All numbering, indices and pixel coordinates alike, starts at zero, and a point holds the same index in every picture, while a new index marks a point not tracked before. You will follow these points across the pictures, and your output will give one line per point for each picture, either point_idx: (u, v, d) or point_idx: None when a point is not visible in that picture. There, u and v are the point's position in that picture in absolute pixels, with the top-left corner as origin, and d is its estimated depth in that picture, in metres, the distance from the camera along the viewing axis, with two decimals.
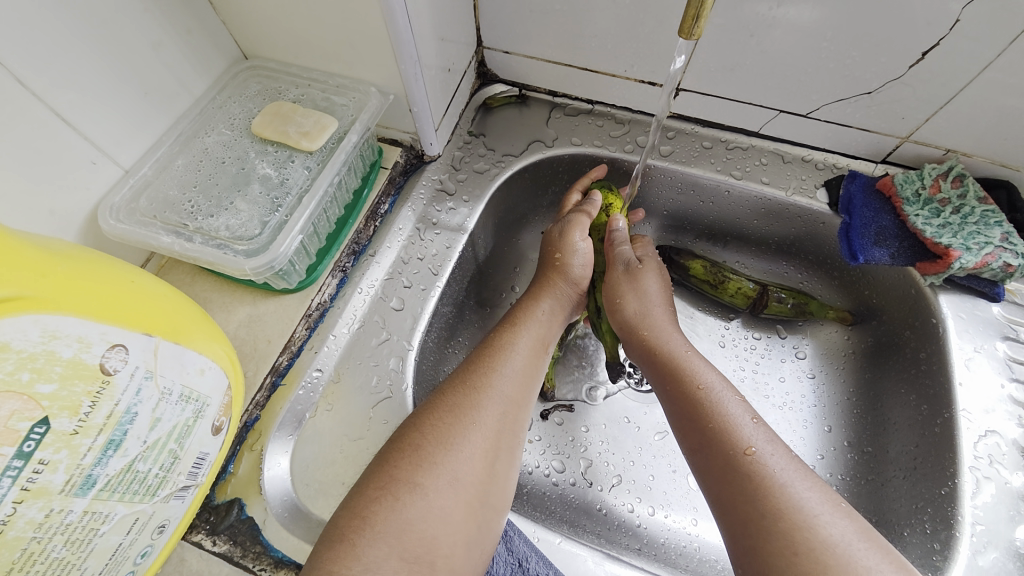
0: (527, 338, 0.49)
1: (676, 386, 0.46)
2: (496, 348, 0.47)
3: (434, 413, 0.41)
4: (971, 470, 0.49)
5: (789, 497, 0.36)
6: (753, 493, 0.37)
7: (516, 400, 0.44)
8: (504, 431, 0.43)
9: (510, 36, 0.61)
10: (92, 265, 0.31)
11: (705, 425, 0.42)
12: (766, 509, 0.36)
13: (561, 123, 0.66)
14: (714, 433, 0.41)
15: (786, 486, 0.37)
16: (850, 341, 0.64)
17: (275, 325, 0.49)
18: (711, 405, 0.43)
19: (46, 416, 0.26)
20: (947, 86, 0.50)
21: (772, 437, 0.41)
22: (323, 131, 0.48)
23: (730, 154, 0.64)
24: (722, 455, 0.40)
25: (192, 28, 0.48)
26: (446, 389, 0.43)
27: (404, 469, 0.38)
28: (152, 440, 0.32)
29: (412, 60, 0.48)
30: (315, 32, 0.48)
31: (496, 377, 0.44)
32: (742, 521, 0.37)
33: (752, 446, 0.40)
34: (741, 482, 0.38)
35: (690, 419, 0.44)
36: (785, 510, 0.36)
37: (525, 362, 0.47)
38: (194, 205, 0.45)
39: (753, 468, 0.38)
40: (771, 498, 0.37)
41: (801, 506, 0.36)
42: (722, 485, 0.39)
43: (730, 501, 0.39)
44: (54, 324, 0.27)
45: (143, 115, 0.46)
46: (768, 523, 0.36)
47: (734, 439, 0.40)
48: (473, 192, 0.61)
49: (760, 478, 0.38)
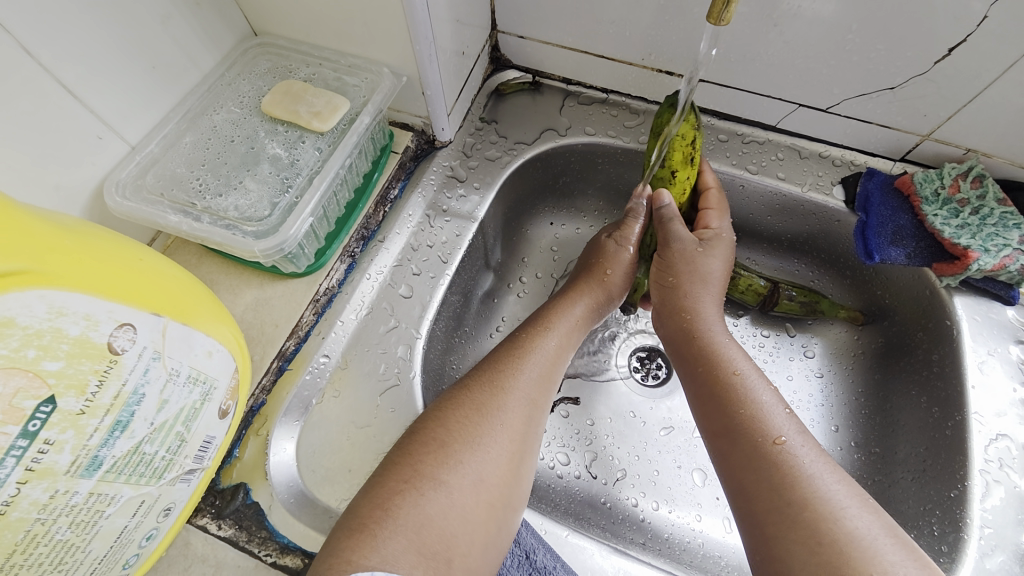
0: (553, 341, 0.48)
1: (704, 375, 0.46)
2: (525, 347, 0.47)
3: (460, 409, 0.41)
4: (981, 473, 0.48)
5: (815, 489, 0.37)
6: (779, 484, 0.37)
7: (537, 401, 0.44)
8: (530, 429, 0.43)
9: (526, 20, 0.59)
10: (99, 241, 0.30)
11: (733, 413, 0.42)
12: (794, 499, 0.37)
13: (575, 112, 0.65)
14: (741, 422, 0.42)
15: (814, 478, 0.37)
16: (859, 341, 0.64)
17: (283, 309, 0.48)
18: (741, 394, 0.43)
19: (52, 395, 0.26)
20: (973, 83, 0.48)
21: (803, 429, 0.41)
22: (335, 112, 0.46)
23: (747, 148, 0.62)
24: (750, 442, 0.40)
25: (201, 1, 0.46)
26: (472, 384, 0.43)
27: (427, 464, 0.37)
28: (159, 422, 0.31)
29: (427, 40, 0.47)
30: (327, 8, 0.46)
31: (522, 375, 0.44)
32: (765, 509, 0.37)
33: (784, 437, 0.40)
34: (768, 473, 0.38)
35: (717, 405, 0.44)
36: (812, 501, 0.36)
37: (548, 365, 0.47)
38: (201, 183, 0.44)
39: (781, 459, 0.39)
40: (797, 488, 0.37)
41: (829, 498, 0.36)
42: (745, 475, 0.39)
43: (753, 493, 0.39)
44: (61, 300, 0.26)
45: (149, 90, 0.44)
46: (798, 512, 0.36)
47: (764, 430, 0.40)
48: (485, 180, 0.60)
49: (789, 469, 0.38)
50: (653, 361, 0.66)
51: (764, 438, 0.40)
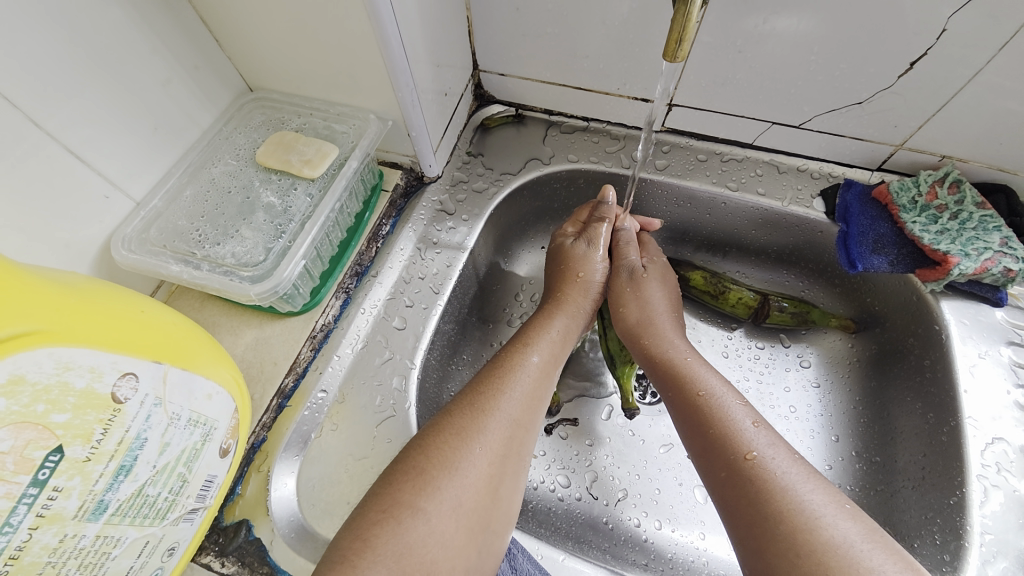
0: (536, 358, 0.49)
1: (677, 395, 0.47)
2: (504, 369, 0.47)
3: (440, 434, 0.41)
4: (978, 479, 0.48)
5: (791, 501, 0.37)
6: (756, 497, 0.38)
7: (522, 423, 0.45)
8: (511, 446, 0.43)
9: (504, 59, 0.63)
10: (103, 296, 0.33)
11: (709, 430, 0.43)
12: (770, 511, 0.37)
13: (558, 141, 0.68)
14: (717, 438, 0.42)
15: (789, 490, 0.37)
16: (854, 349, 0.64)
17: (281, 347, 0.50)
18: (714, 411, 0.44)
19: (60, 444, 0.27)
20: (937, 94, 0.50)
21: (777, 441, 0.41)
22: (325, 159, 0.49)
23: (725, 166, 0.64)
24: (726, 458, 0.41)
25: (199, 64, 0.50)
26: (453, 410, 0.44)
27: (407, 493, 0.38)
28: (161, 464, 0.33)
29: (409, 87, 0.50)
30: (315, 63, 0.50)
31: (501, 398, 0.45)
32: (748, 523, 0.37)
33: (754, 452, 0.40)
34: (745, 488, 0.39)
35: (695, 423, 0.45)
36: (787, 511, 0.36)
37: (532, 385, 0.47)
38: (200, 233, 0.46)
39: (754, 473, 0.39)
40: (775, 500, 0.37)
41: (803, 505, 0.36)
42: (727, 491, 0.40)
43: (737, 506, 0.39)
44: (68, 356, 0.28)
45: (152, 149, 0.48)
46: (770, 522, 0.36)
47: (737, 444, 0.41)
48: (473, 211, 0.63)
49: (764, 482, 0.38)
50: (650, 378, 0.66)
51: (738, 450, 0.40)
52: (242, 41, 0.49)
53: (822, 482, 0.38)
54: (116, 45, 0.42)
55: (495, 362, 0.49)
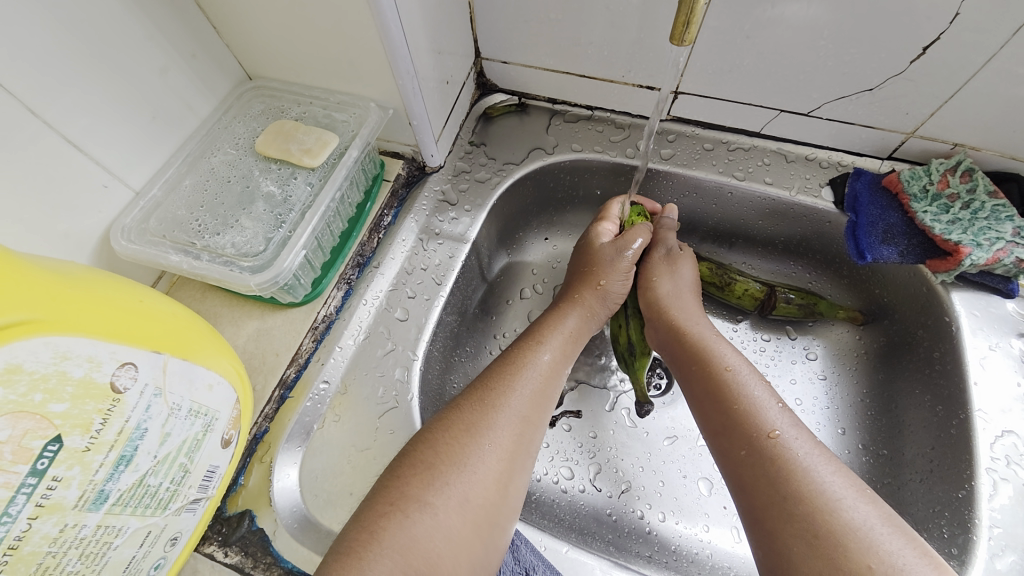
0: (547, 354, 0.49)
1: (697, 375, 0.47)
2: (520, 361, 0.47)
3: (450, 430, 0.41)
4: (988, 472, 0.47)
5: (811, 481, 0.36)
6: (775, 477, 0.37)
7: (531, 418, 0.44)
8: (522, 442, 0.43)
9: (507, 46, 0.62)
10: (100, 286, 0.32)
11: (729, 408, 0.43)
12: (790, 491, 0.36)
13: (561, 130, 0.67)
14: (736, 416, 0.42)
15: (810, 471, 0.37)
16: (862, 341, 0.63)
17: (283, 338, 0.50)
18: (734, 390, 0.44)
19: (59, 434, 0.27)
20: (950, 80, 0.49)
21: (798, 423, 0.41)
22: (324, 148, 0.49)
23: (732, 155, 0.63)
24: (745, 437, 0.40)
25: (197, 52, 0.49)
26: (462, 405, 0.43)
27: (414, 487, 0.38)
28: (162, 454, 0.33)
29: (410, 74, 0.49)
30: (314, 50, 0.49)
31: (514, 390, 0.45)
32: (765, 503, 0.37)
33: (775, 433, 0.39)
34: (764, 467, 0.38)
35: (714, 401, 0.44)
36: (806, 491, 0.36)
37: (543, 381, 0.47)
38: (200, 223, 0.46)
39: (775, 453, 0.38)
40: (794, 480, 0.36)
41: (823, 486, 0.36)
42: (745, 469, 0.39)
43: (754, 487, 0.38)
44: (65, 345, 0.28)
45: (150, 139, 0.47)
46: (790, 502, 0.36)
47: (757, 424, 0.41)
48: (475, 202, 0.62)
49: (784, 462, 0.38)
50: (654, 370, 0.65)
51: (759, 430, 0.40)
52: (239, 28, 0.48)
53: (841, 465, 0.38)
54: (113, 33, 0.41)
55: (507, 357, 0.48)
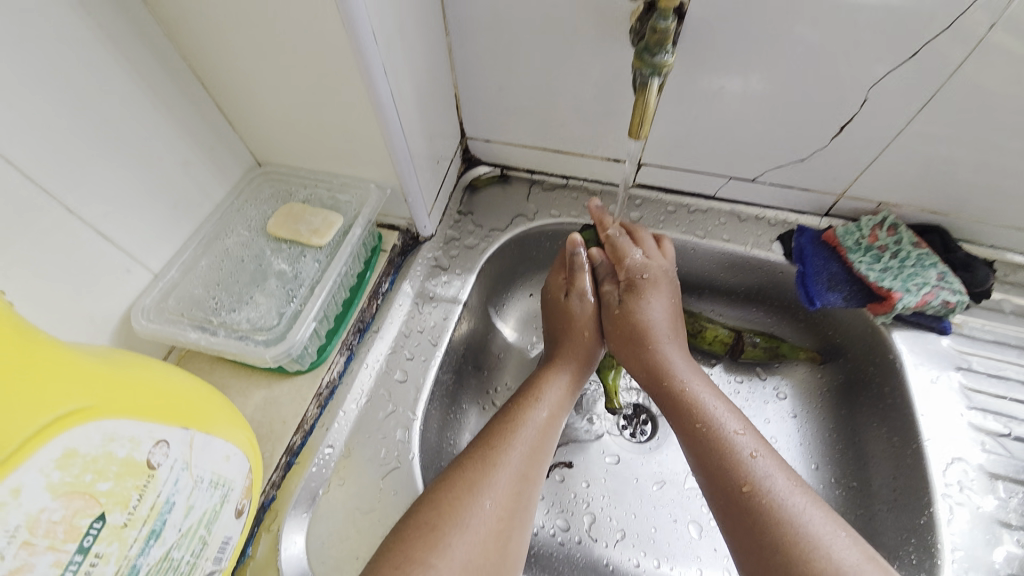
0: (542, 414, 0.52)
1: (678, 426, 0.50)
2: (514, 424, 0.50)
3: (453, 489, 0.44)
4: (944, 498, 0.53)
5: (790, 531, 0.40)
6: (758, 526, 0.41)
7: (527, 475, 0.47)
8: (520, 500, 0.46)
9: (490, 128, 0.70)
10: (136, 367, 0.35)
11: (713, 457, 0.46)
12: (773, 537, 0.40)
13: (540, 198, 0.74)
14: (719, 466, 0.45)
15: (790, 520, 0.40)
16: (823, 379, 0.69)
17: (289, 406, 0.52)
18: (716, 440, 0.47)
19: (102, 512, 0.29)
20: (867, 149, 0.58)
21: (781, 469, 0.44)
22: (331, 227, 0.54)
23: (692, 216, 0.71)
24: (728, 487, 0.44)
25: (215, 146, 0.55)
26: (464, 465, 0.46)
27: (420, 549, 0.40)
28: (186, 526, 0.35)
29: (407, 161, 0.55)
30: (321, 142, 0.55)
31: (512, 451, 0.48)
32: (753, 548, 0.41)
33: (748, 485, 0.43)
34: (747, 516, 0.42)
35: (697, 449, 0.48)
36: (788, 539, 0.40)
37: (538, 439, 0.50)
38: (217, 301, 0.50)
39: (755, 503, 0.42)
40: (777, 530, 0.40)
41: (797, 531, 0.40)
42: (730, 515, 0.43)
43: (739, 531, 0.43)
44: (113, 427, 0.30)
45: (171, 224, 0.52)
46: (770, 555, 0.40)
47: (735, 475, 0.44)
48: (465, 266, 0.68)
49: (763, 513, 0.41)
50: (638, 418, 0.70)
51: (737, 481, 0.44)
52: (255, 123, 0.55)
53: (818, 505, 0.42)
54: (144, 136, 0.47)
55: (502, 417, 0.51)
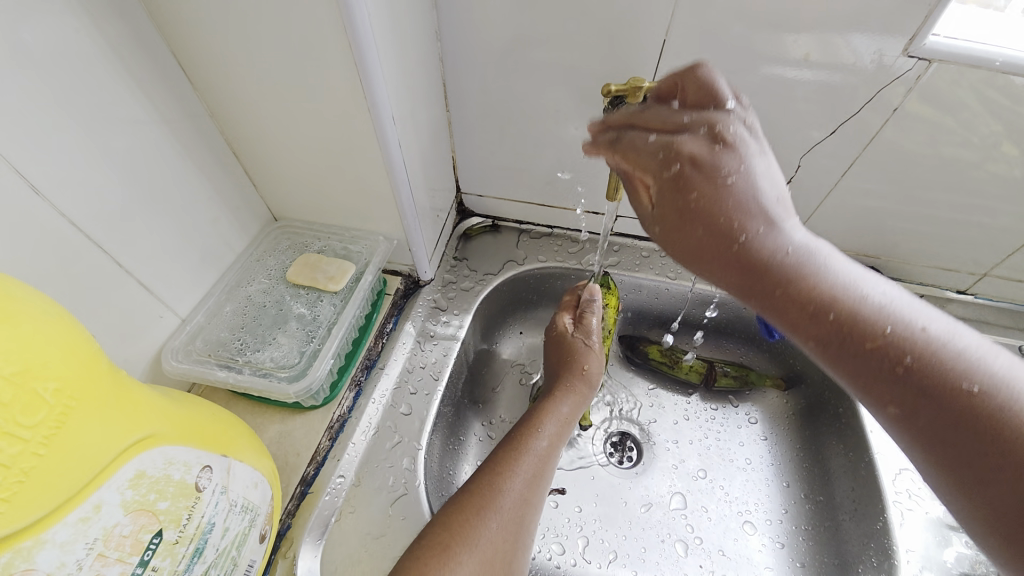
0: (543, 441, 0.57)
1: (798, 317, 0.35)
2: (519, 450, 0.55)
3: (462, 512, 0.47)
4: (894, 504, 0.60)
5: (988, 401, 0.29)
6: (951, 412, 0.30)
7: (528, 498, 0.52)
8: (521, 522, 0.49)
9: (484, 185, 0.79)
10: (185, 400, 0.40)
11: (835, 320, 0.34)
12: (981, 424, 0.29)
13: (529, 245, 0.83)
14: (850, 333, 0.33)
15: (979, 386, 0.29)
16: (788, 404, 0.76)
17: (304, 438, 0.57)
18: (841, 302, 0.34)
19: (160, 528, 0.33)
20: (804, 205, 0.69)
21: (903, 297, 0.34)
22: (345, 274, 0.60)
23: (664, 260, 0.80)
24: (852, 341, 0.33)
25: (240, 204, 0.62)
26: (473, 489, 0.50)
27: (432, 566, 0.42)
28: (221, 547, 0.38)
29: (413, 215, 0.63)
30: (336, 200, 0.62)
31: (516, 475, 0.52)
32: (957, 445, 0.29)
33: (889, 326, 0.32)
34: (924, 404, 0.30)
35: (820, 324, 0.34)
36: (988, 411, 0.29)
37: (539, 464, 0.55)
38: (242, 342, 0.55)
39: (913, 370, 0.31)
40: (970, 403, 0.29)
41: (951, 365, 0.30)
42: (902, 410, 0.31)
43: (935, 430, 0.30)
44: (172, 452, 0.35)
45: (199, 273, 0.57)
46: (994, 444, 0.28)
47: (885, 349, 0.32)
48: (463, 307, 0.74)
49: (932, 381, 0.30)
50: (624, 445, 0.76)
51: (857, 334, 0.33)
52: (278, 184, 0.62)
53: (953, 320, 0.33)
54: (184, 198, 0.54)
55: (507, 445, 0.57)
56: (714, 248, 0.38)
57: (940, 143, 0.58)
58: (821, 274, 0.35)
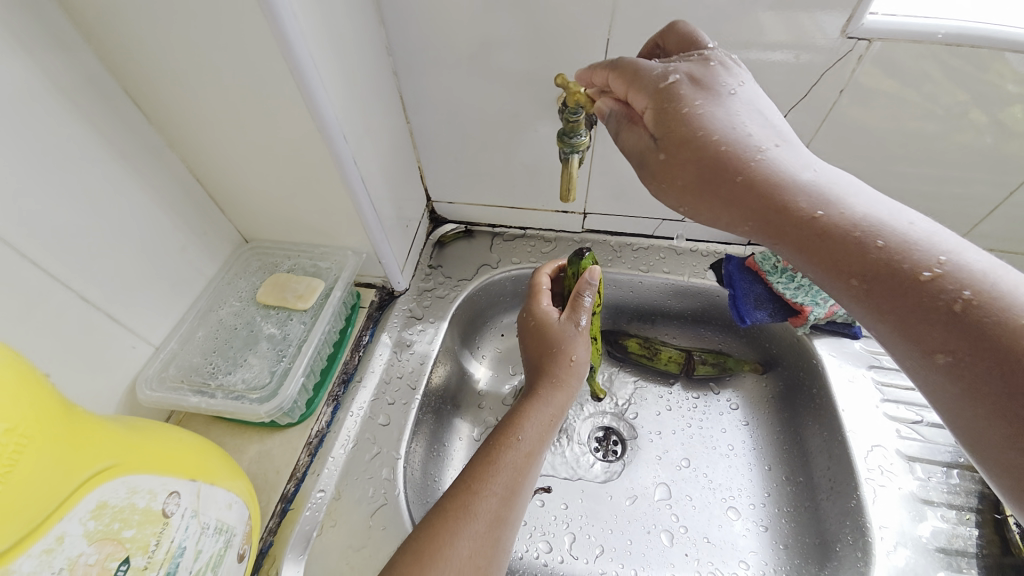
0: (519, 451, 0.54)
1: (767, 208, 0.41)
2: (491, 465, 0.52)
3: (433, 539, 0.45)
4: (868, 481, 0.61)
5: (922, 267, 0.35)
6: (893, 274, 0.36)
7: (501, 515, 0.49)
8: (494, 539, 0.47)
9: (452, 192, 0.80)
10: (152, 429, 0.41)
11: (788, 210, 0.40)
12: (919, 287, 0.35)
13: (502, 248, 0.83)
14: (801, 221, 0.40)
15: (913, 253, 0.36)
16: (767, 387, 0.77)
17: (283, 456, 0.58)
18: (793, 192, 0.40)
19: (127, 555, 0.34)
20: None
21: (845, 187, 0.40)
22: (314, 292, 0.61)
23: (637, 254, 0.81)
24: (806, 233, 0.40)
25: (208, 229, 0.63)
26: (445, 512, 0.47)
27: None
28: (195, 569, 0.39)
29: (379, 229, 0.64)
30: (301, 219, 0.63)
31: (488, 494, 0.49)
32: (904, 306, 0.35)
33: (820, 212, 0.39)
34: (877, 275, 0.36)
35: (780, 218, 0.40)
36: (923, 275, 0.35)
37: (514, 477, 0.52)
38: (213, 366, 0.56)
39: (862, 244, 0.37)
40: (906, 266, 0.36)
41: (909, 247, 0.36)
42: (861, 282, 0.37)
43: (881, 297, 0.36)
44: (136, 481, 0.36)
45: (170, 301, 0.58)
46: (954, 323, 0.34)
47: (859, 237, 0.37)
48: (438, 314, 0.75)
49: (876, 256, 0.37)
50: (609, 439, 0.76)
51: (808, 222, 0.39)
52: (243, 206, 0.63)
53: (896, 205, 0.39)
54: (148, 229, 0.55)
55: (478, 458, 0.53)
56: (695, 155, 0.43)
57: (903, 117, 0.58)
58: (784, 162, 0.41)
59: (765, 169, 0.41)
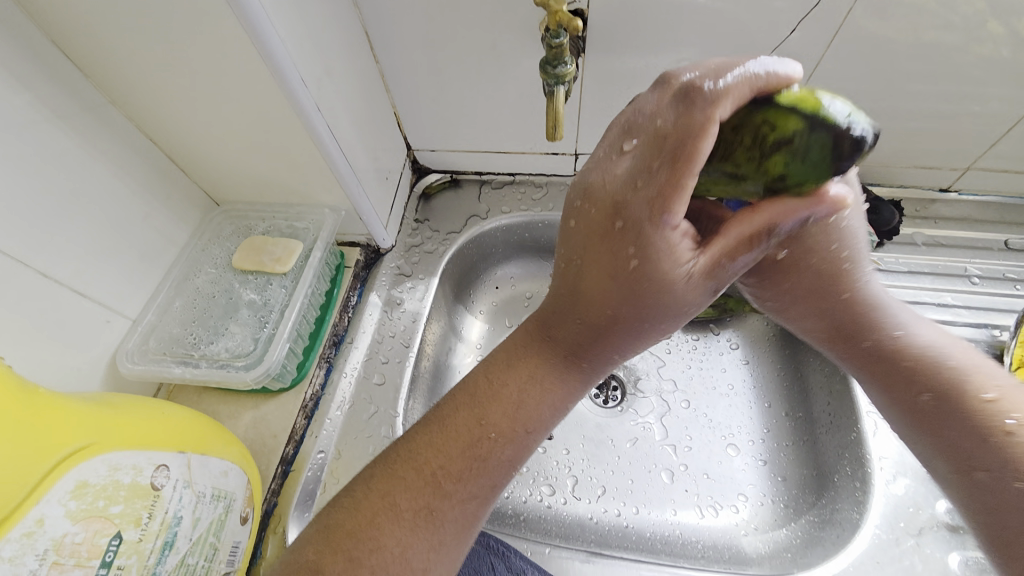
0: (498, 414, 0.42)
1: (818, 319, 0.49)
2: (459, 428, 0.41)
3: (374, 516, 0.38)
4: (868, 415, 0.61)
5: (951, 376, 0.41)
6: (926, 386, 0.42)
7: (465, 490, 0.40)
8: (456, 515, 0.40)
9: (433, 139, 0.74)
10: (133, 404, 0.40)
11: (855, 337, 0.47)
12: (936, 391, 0.41)
13: (491, 197, 0.79)
14: (858, 333, 0.47)
15: (949, 370, 0.42)
16: (770, 326, 0.75)
17: (279, 421, 0.57)
18: (858, 313, 0.46)
19: (118, 530, 0.34)
20: None
21: (925, 326, 0.45)
22: (292, 254, 0.58)
23: None
24: (869, 340, 0.46)
25: (172, 193, 0.58)
26: (398, 483, 0.39)
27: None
28: (196, 536, 0.40)
29: (355, 182, 0.59)
30: (270, 176, 0.59)
31: (453, 463, 0.40)
32: (916, 405, 0.43)
33: (900, 330, 0.45)
34: (909, 375, 0.43)
35: (844, 331, 0.47)
36: (950, 387, 0.41)
37: (489, 448, 0.41)
38: (195, 336, 0.54)
39: (912, 356, 0.44)
40: (939, 389, 0.41)
41: (969, 376, 0.41)
42: (898, 389, 0.44)
43: (908, 399, 0.43)
44: (115, 458, 0.35)
45: (142, 272, 0.55)
46: (950, 417, 0.40)
47: (902, 344, 0.44)
48: (427, 270, 0.72)
49: (915, 362, 0.43)
50: (608, 385, 0.75)
51: (871, 341, 0.46)
52: (205, 166, 0.58)
53: (946, 337, 0.44)
54: (104, 197, 0.51)
55: (446, 415, 0.42)
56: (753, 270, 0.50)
57: (924, 26, 0.51)
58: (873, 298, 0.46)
59: (842, 297, 0.47)
